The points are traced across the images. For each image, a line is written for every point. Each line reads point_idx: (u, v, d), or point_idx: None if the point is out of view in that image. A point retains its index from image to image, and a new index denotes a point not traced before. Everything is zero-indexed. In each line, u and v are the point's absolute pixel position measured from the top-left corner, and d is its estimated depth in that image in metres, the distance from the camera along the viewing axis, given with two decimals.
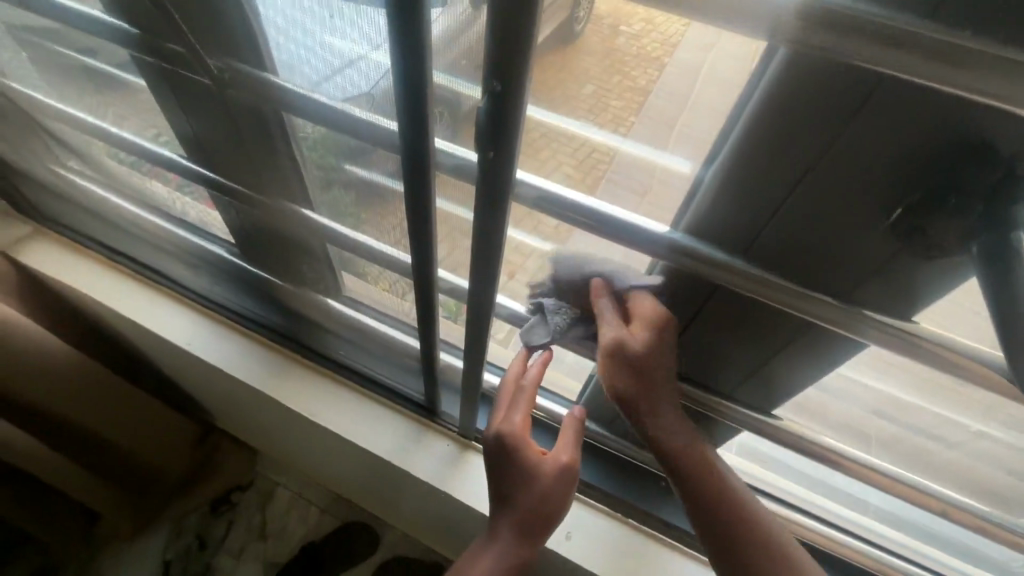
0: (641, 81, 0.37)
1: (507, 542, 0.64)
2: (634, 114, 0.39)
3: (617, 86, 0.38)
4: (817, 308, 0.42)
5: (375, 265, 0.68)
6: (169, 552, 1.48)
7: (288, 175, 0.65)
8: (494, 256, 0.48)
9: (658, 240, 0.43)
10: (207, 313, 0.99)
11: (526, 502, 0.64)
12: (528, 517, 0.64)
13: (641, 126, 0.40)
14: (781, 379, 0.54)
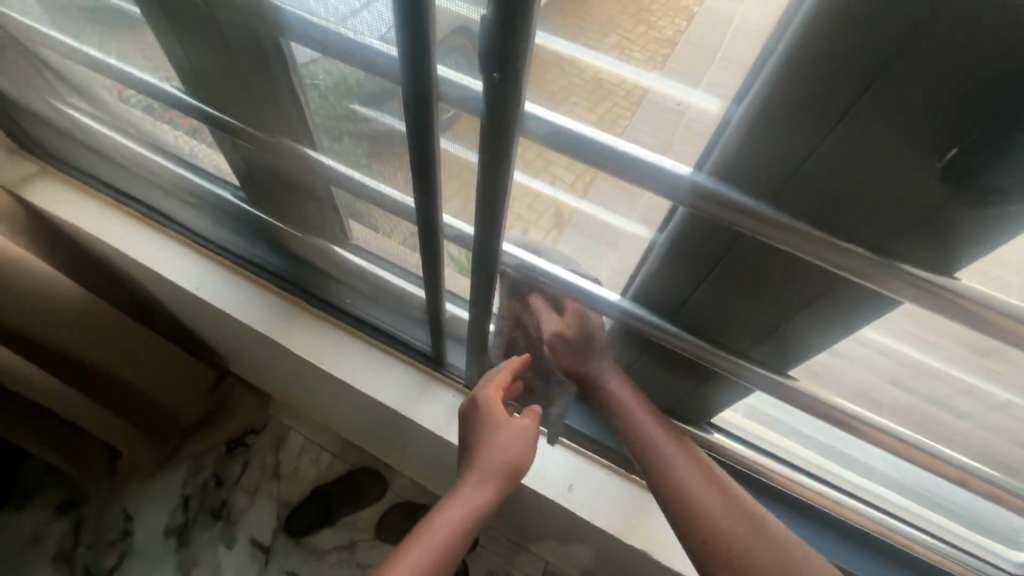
0: (667, 32, 0.36)
1: (471, 492, 0.65)
2: (667, 49, 0.37)
3: (641, 37, 0.38)
4: (849, 260, 0.39)
5: (380, 209, 0.66)
6: (188, 488, 1.54)
7: (289, 111, 0.62)
8: (500, 199, 0.45)
9: (676, 182, 0.40)
10: (214, 257, 0.99)
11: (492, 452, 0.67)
12: (493, 466, 0.66)
13: (674, 60, 0.38)
14: (802, 339, 0.51)
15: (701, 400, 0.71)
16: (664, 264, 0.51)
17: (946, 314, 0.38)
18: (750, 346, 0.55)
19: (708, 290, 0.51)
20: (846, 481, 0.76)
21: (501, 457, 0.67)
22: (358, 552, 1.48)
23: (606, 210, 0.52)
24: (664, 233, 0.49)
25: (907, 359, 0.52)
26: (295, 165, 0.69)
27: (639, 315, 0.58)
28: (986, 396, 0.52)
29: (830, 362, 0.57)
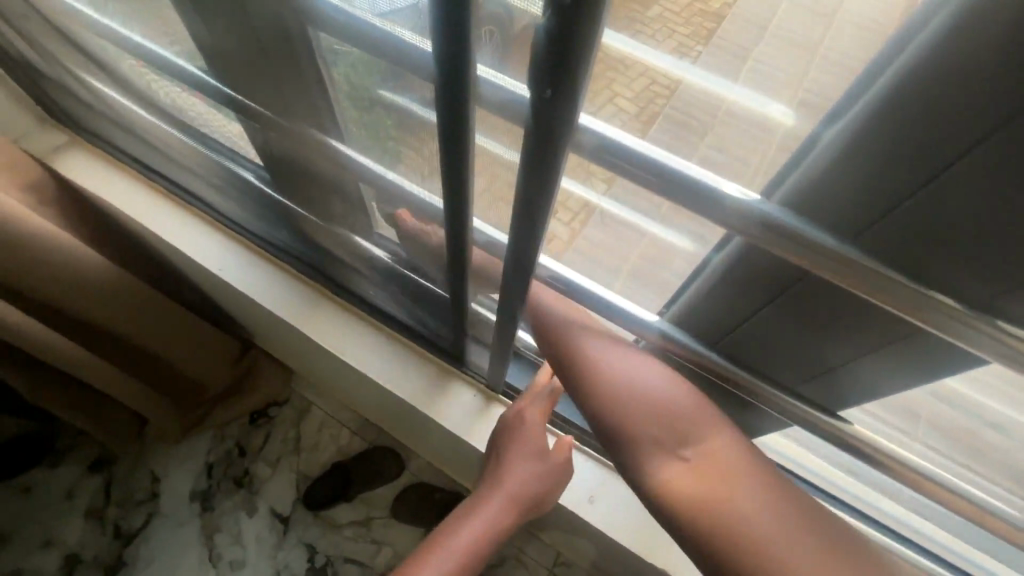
0: (716, 5, 0.29)
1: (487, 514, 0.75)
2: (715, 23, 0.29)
3: (686, 10, 0.30)
4: (938, 315, 0.34)
5: (406, 207, 0.62)
6: (212, 455, 1.58)
7: (316, 101, 0.58)
8: (537, 215, 0.41)
9: (735, 206, 0.35)
10: (239, 239, 0.97)
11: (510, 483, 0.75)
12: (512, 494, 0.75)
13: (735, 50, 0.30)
14: (862, 383, 0.46)
15: (737, 426, 0.66)
16: (715, 286, 0.46)
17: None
18: (800, 382, 0.50)
19: (758, 323, 0.46)
20: (885, 514, 0.71)
21: (521, 489, 0.75)
22: (374, 529, 1.51)
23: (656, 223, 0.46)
24: (720, 252, 0.44)
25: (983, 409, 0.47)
26: (317, 154, 0.65)
27: (677, 338, 0.54)
28: None
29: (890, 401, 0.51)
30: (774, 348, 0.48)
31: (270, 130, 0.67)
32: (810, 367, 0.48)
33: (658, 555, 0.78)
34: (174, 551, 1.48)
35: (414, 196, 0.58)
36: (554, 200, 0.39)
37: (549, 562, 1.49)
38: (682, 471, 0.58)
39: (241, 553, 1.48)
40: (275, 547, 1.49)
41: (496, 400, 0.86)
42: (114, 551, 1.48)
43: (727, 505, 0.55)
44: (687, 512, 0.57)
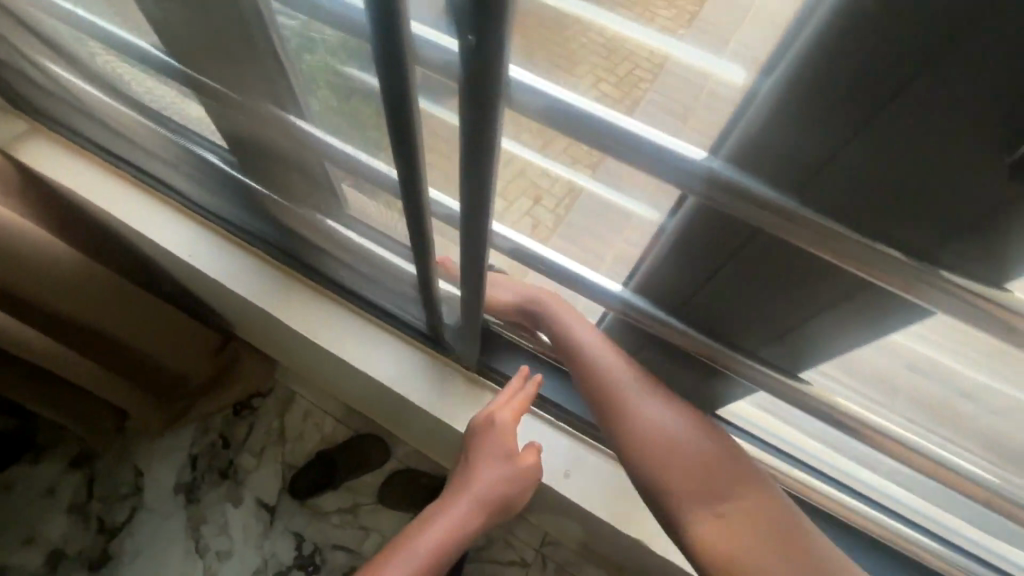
0: None
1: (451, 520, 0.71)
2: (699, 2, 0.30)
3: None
4: (879, 265, 0.34)
5: (369, 183, 0.62)
6: (196, 447, 1.57)
7: (271, 76, 0.56)
8: (486, 180, 0.40)
9: (688, 167, 0.35)
10: (209, 226, 0.95)
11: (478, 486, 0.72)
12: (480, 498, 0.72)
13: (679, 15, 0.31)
14: (819, 343, 0.46)
15: (706, 394, 0.67)
16: (673, 252, 0.46)
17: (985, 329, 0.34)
18: (761, 345, 0.51)
19: (718, 286, 0.47)
20: (856, 480, 0.72)
21: (488, 493, 0.72)
22: (361, 515, 1.51)
23: (619, 193, 0.45)
24: (675, 218, 0.43)
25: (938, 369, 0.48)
26: (277, 132, 0.64)
27: (639, 306, 0.55)
28: None
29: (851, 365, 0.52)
30: (736, 312, 0.48)
31: (229, 108, 0.66)
32: (770, 329, 0.48)
33: (633, 525, 0.79)
34: (160, 543, 1.48)
35: (374, 171, 0.57)
36: (499, 162, 0.39)
37: (537, 542, 1.51)
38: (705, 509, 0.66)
39: (228, 543, 1.48)
40: (262, 536, 1.49)
41: (471, 379, 0.87)
42: (98, 545, 1.47)
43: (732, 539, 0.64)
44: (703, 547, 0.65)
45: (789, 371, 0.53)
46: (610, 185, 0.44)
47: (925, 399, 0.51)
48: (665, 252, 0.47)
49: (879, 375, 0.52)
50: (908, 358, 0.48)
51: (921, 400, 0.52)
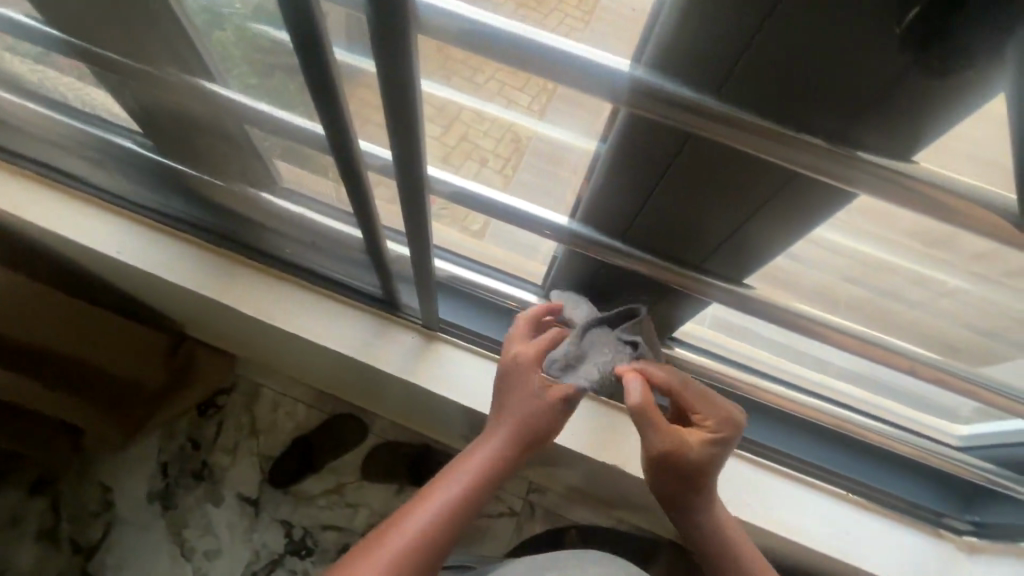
0: None
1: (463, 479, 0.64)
2: None
3: None
4: (803, 153, 0.35)
5: (297, 145, 0.59)
6: (165, 453, 1.52)
7: (169, 39, 0.52)
8: (413, 121, 0.39)
9: (609, 81, 0.35)
10: (133, 217, 0.89)
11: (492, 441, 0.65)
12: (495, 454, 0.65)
13: None
14: (758, 244, 0.48)
15: (663, 317, 0.70)
16: (611, 177, 0.47)
17: (900, 203, 0.36)
18: (705, 256, 0.53)
19: (660, 201, 0.47)
20: (804, 378, 0.78)
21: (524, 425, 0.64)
22: (347, 493, 1.52)
23: (548, 126, 0.46)
24: (607, 142, 0.44)
25: (863, 255, 0.51)
26: (192, 101, 0.60)
27: (585, 235, 0.56)
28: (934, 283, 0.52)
29: (789, 267, 0.54)
30: (679, 226, 0.50)
31: (134, 81, 0.61)
32: (711, 239, 0.50)
33: (608, 451, 0.83)
34: (142, 554, 1.44)
35: (300, 130, 0.54)
36: (422, 99, 0.38)
37: (524, 491, 1.55)
38: None
39: (215, 542, 1.46)
40: (249, 530, 1.48)
41: (435, 338, 0.87)
42: (77, 566, 1.42)
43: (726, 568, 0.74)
44: None
45: (736, 279, 0.55)
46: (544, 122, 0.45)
47: (853, 286, 0.56)
48: (604, 175, 0.47)
49: (825, 270, 0.55)
50: (841, 249, 0.51)
51: (850, 289, 0.56)
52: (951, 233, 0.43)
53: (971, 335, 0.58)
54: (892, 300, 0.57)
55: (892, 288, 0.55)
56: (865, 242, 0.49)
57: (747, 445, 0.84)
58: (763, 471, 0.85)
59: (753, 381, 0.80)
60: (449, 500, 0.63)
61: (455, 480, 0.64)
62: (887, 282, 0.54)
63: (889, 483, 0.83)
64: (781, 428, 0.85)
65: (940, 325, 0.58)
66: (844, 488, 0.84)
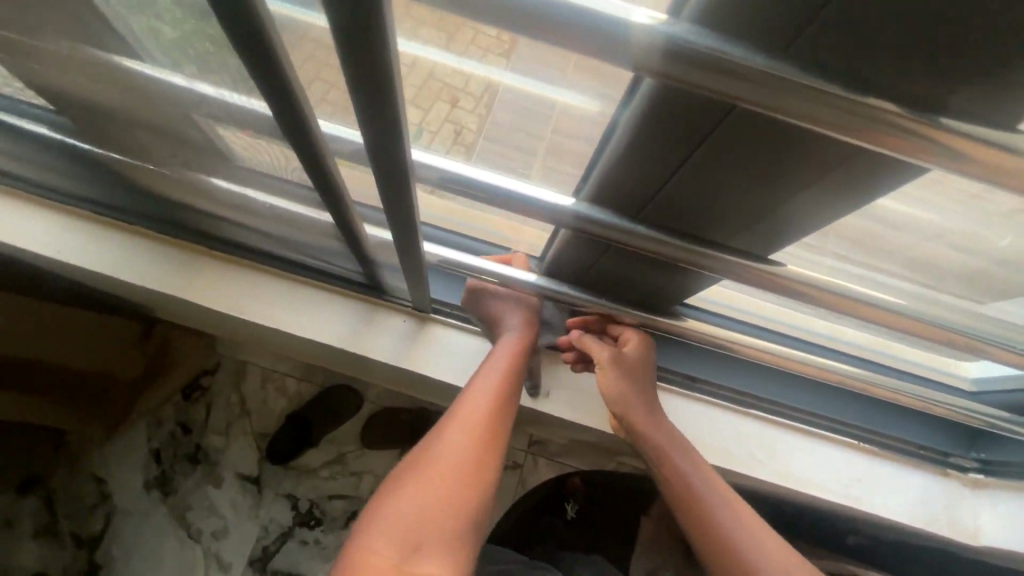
0: None
1: (480, 410, 0.67)
2: None
3: None
4: (872, 123, 0.27)
5: (244, 135, 0.49)
6: (155, 441, 1.47)
7: (40, 26, 0.39)
8: (391, 106, 0.30)
9: (623, 42, 0.26)
10: (73, 211, 0.80)
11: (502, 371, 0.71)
12: (489, 398, 0.68)
13: None
14: (802, 218, 0.42)
15: (673, 288, 0.64)
16: (629, 148, 0.40)
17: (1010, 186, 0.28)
18: (733, 230, 0.46)
19: (686, 178, 0.41)
20: (813, 333, 0.75)
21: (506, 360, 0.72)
22: (349, 463, 1.51)
23: (517, 74, 0.39)
24: (629, 108, 0.37)
25: (891, 209, 0.48)
26: (89, 77, 0.46)
27: (596, 218, 0.48)
28: (970, 224, 0.49)
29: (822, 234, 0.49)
30: (702, 204, 0.44)
31: (4, 54, 0.46)
32: (739, 216, 0.44)
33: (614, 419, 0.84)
34: (147, 542, 1.40)
35: (242, 112, 0.44)
36: (405, 97, 0.30)
37: (526, 444, 1.56)
38: (716, 500, 0.68)
39: (221, 522, 1.44)
40: (254, 507, 1.46)
41: (428, 319, 0.82)
42: (83, 559, 1.36)
43: (724, 521, 0.65)
44: (703, 523, 0.66)
45: (760, 254, 0.49)
46: (536, 79, 0.39)
47: (872, 238, 0.53)
48: (614, 141, 0.41)
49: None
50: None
51: (874, 238, 0.53)
52: (979, 190, 0.42)
53: (990, 269, 0.56)
54: (920, 240, 0.54)
55: (930, 229, 0.51)
56: (894, 200, 0.46)
57: (757, 403, 0.83)
58: (774, 427, 0.84)
59: (781, 352, 0.70)
60: (456, 438, 0.64)
61: (455, 425, 0.65)
62: (920, 225, 0.51)
63: (895, 426, 0.83)
64: (789, 383, 0.83)
65: (961, 265, 0.56)
66: (855, 438, 0.83)
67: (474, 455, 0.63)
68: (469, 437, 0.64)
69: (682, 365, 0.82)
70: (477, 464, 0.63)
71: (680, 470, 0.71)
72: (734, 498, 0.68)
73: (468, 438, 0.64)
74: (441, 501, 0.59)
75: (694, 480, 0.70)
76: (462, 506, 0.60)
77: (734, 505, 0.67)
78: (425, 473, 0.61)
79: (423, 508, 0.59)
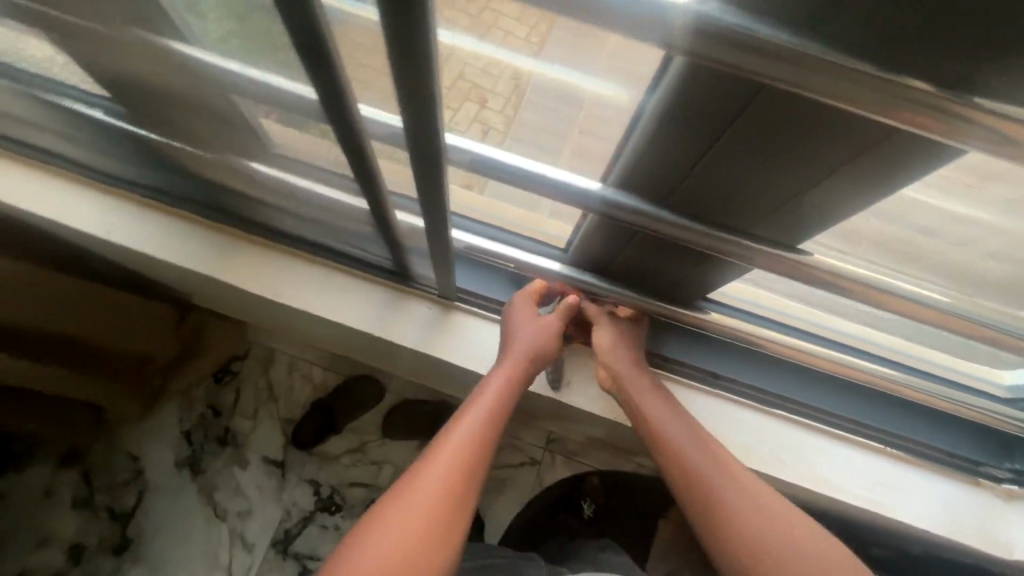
0: None
1: (475, 430, 0.65)
2: None
3: None
4: (905, 103, 0.28)
5: (286, 119, 0.52)
6: (186, 422, 1.52)
7: (108, 11, 0.42)
8: (431, 94, 0.32)
9: (659, 22, 0.27)
10: (123, 194, 0.85)
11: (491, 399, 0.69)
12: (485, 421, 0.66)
13: None
14: (831, 206, 0.42)
15: (697, 280, 0.65)
16: (656, 134, 0.41)
17: None
18: (759, 218, 0.47)
19: (715, 164, 0.42)
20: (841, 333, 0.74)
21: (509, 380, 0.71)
22: (370, 451, 1.54)
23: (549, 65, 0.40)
24: (656, 92, 0.38)
25: (925, 203, 0.47)
26: (144, 60, 0.49)
27: (622, 203, 0.49)
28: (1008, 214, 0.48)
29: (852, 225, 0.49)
30: (728, 191, 0.44)
31: (73, 39, 0.49)
32: (765, 204, 0.45)
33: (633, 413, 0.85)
34: (175, 519, 1.46)
35: (286, 96, 0.46)
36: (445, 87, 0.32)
37: (543, 440, 1.56)
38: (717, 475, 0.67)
39: (246, 503, 1.48)
40: (278, 489, 1.50)
41: (452, 308, 0.84)
42: (116, 532, 1.43)
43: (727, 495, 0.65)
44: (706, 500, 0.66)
45: (787, 244, 0.49)
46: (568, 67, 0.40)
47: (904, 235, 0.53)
48: (643, 120, 0.42)
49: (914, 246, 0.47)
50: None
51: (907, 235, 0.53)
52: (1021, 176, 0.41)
53: None
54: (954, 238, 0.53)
55: (965, 224, 0.50)
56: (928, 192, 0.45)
57: (780, 403, 0.82)
58: (797, 428, 0.83)
59: (796, 345, 0.72)
60: (454, 455, 0.62)
61: (451, 443, 0.63)
62: (955, 220, 0.50)
63: (925, 433, 0.81)
64: (816, 384, 0.82)
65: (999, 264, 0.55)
66: (881, 443, 0.82)
67: (467, 477, 0.61)
68: (465, 457, 0.62)
69: (704, 362, 0.82)
70: (458, 495, 0.59)
71: (682, 446, 0.71)
72: (740, 473, 0.68)
73: (465, 457, 0.62)
74: (433, 519, 0.56)
75: (695, 452, 0.70)
76: (440, 536, 0.56)
77: (742, 484, 0.66)
78: (418, 488, 0.58)
79: (412, 523, 0.55)
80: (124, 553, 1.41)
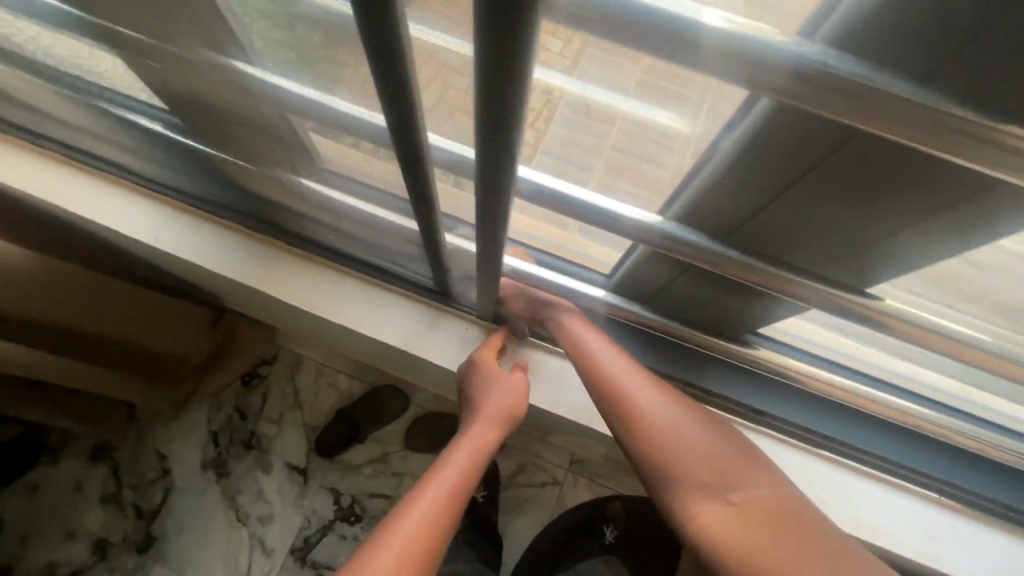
0: None
1: (468, 459, 0.66)
2: None
3: None
4: (1005, 154, 0.25)
5: (347, 143, 0.52)
6: (214, 423, 1.54)
7: (186, 36, 0.43)
8: (513, 118, 0.31)
9: (719, 52, 0.25)
10: (176, 204, 0.87)
11: (479, 441, 0.68)
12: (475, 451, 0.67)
13: None
14: (910, 251, 0.40)
15: (748, 314, 0.63)
16: (727, 170, 0.40)
17: None
18: (826, 258, 0.44)
19: (785, 203, 0.40)
20: None
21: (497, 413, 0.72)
22: (391, 462, 1.54)
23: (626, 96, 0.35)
24: (734, 130, 0.36)
25: None
26: (213, 81, 0.49)
27: (679, 237, 0.48)
28: None
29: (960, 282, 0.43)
30: (795, 230, 0.43)
31: (145, 59, 0.51)
32: (835, 245, 0.43)
33: None
34: (198, 518, 1.47)
35: (351, 120, 0.45)
36: (526, 114, 0.32)
37: (565, 461, 1.51)
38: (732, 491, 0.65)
39: (267, 508, 1.49)
40: (300, 496, 1.50)
41: (490, 328, 0.83)
42: (141, 529, 1.44)
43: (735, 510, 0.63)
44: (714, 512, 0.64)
45: (854, 286, 0.47)
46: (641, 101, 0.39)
47: None
48: (710, 158, 0.40)
49: (1003, 295, 0.44)
50: (1015, 282, 0.42)
51: None
52: None
53: None
54: None
55: None
56: None
57: (826, 443, 0.79)
58: (841, 469, 0.80)
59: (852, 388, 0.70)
60: (449, 477, 0.63)
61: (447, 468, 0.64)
62: None
63: (983, 483, 0.77)
64: (866, 426, 0.78)
65: None
66: (933, 490, 0.78)
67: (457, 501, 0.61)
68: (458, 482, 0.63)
69: (748, 397, 0.79)
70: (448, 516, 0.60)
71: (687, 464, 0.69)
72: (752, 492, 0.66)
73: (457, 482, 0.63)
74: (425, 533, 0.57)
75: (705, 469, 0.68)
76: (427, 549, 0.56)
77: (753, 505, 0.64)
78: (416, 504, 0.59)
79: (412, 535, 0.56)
80: (147, 550, 1.43)
